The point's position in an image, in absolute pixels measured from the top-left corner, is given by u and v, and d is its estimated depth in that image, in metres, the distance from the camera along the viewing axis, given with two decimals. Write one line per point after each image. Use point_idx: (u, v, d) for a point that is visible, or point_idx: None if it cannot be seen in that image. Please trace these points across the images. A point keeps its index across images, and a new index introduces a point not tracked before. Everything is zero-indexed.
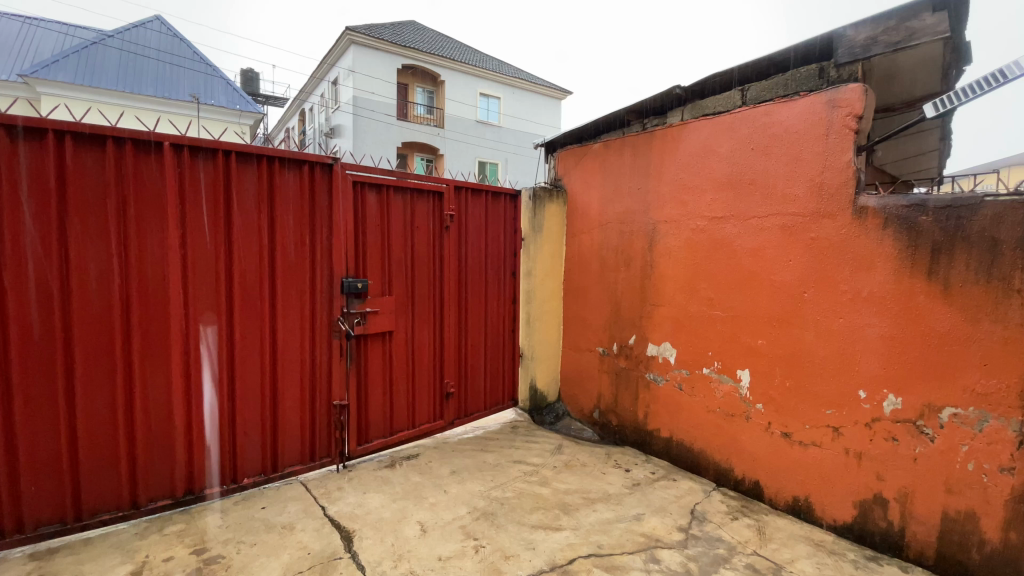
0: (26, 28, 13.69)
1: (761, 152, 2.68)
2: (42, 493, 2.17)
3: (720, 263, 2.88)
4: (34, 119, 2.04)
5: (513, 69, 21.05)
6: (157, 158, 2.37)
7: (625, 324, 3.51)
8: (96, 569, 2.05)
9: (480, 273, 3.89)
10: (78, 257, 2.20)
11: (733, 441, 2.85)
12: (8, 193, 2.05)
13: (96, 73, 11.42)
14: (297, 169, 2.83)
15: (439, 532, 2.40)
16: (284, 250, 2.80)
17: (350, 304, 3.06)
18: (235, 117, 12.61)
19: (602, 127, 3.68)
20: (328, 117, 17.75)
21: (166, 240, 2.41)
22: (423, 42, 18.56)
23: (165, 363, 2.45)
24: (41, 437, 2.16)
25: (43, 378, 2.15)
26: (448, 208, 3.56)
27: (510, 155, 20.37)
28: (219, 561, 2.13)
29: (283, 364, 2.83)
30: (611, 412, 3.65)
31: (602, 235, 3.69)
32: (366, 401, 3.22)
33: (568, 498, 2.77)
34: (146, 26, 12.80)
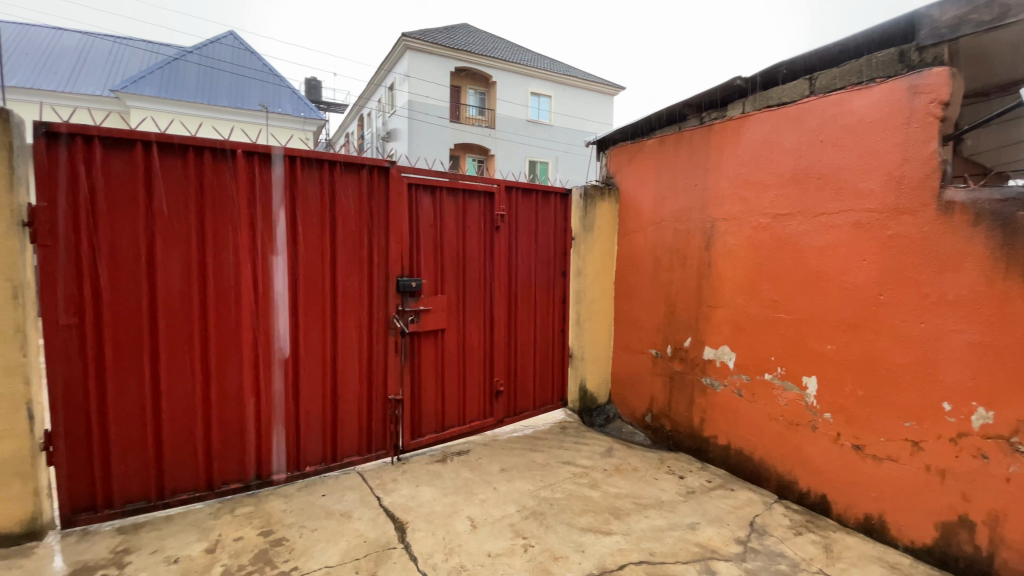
0: (117, 47, 15.06)
1: (832, 145, 2.51)
2: (130, 471, 2.40)
3: (784, 263, 2.74)
4: (124, 132, 2.26)
5: (565, 68, 20.90)
6: (230, 166, 2.55)
7: (680, 326, 3.40)
8: (176, 545, 2.23)
9: (530, 273, 3.89)
10: (163, 257, 2.41)
11: (798, 452, 2.69)
12: (104, 199, 2.28)
13: (178, 87, 12.43)
14: (357, 173, 2.95)
15: (489, 528, 2.43)
16: (345, 250, 2.93)
17: (405, 302, 3.15)
18: (300, 124, 13.22)
19: (656, 123, 3.56)
20: (384, 121, 18.39)
21: (240, 241, 2.59)
22: (476, 45, 18.83)
23: (237, 356, 2.63)
24: (129, 421, 2.38)
25: (130, 367, 2.37)
26: (498, 208, 3.59)
27: (560, 153, 20.20)
28: (284, 543, 2.26)
29: (342, 360, 2.96)
30: (664, 416, 3.54)
31: (656, 234, 3.59)
32: (420, 396, 3.30)
33: (618, 503, 2.71)
34: (220, 42, 13.78)
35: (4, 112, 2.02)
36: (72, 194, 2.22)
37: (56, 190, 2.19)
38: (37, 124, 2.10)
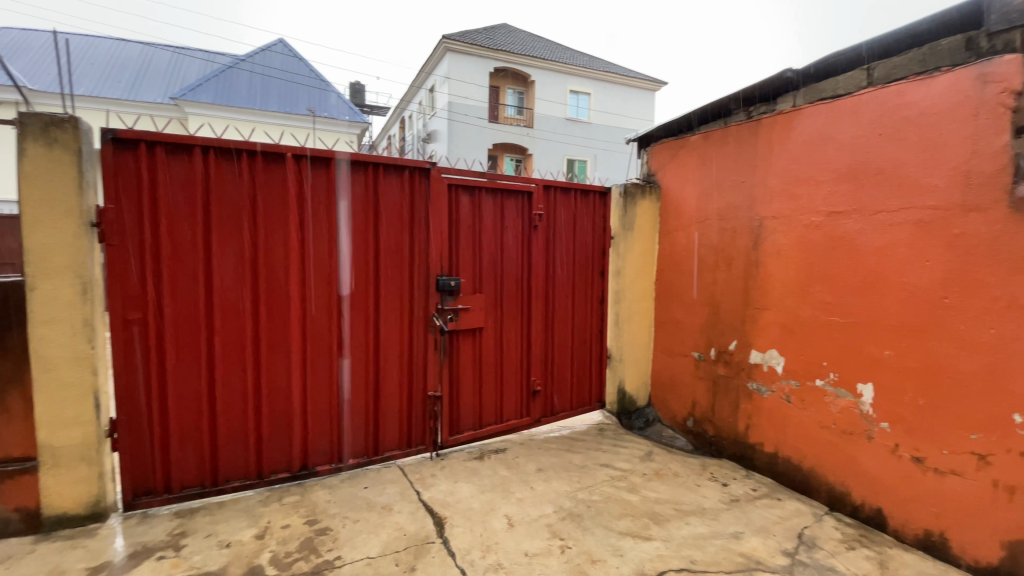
0: (176, 57, 15.95)
1: (891, 139, 2.37)
2: (187, 458, 2.55)
3: (838, 264, 2.60)
4: (184, 138, 2.40)
5: (605, 64, 20.63)
6: (280, 168, 2.66)
7: (724, 328, 3.29)
8: (228, 529, 2.35)
9: (569, 272, 3.85)
10: (219, 256, 2.55)
11: (851, 462, 2.56)
12: (165, 201, 2.42)
13: (232, 93, 13.08)
14: (399, 174, 3.01)
15: (526, 527, 2.43)
16: (387, 249, 3.00)
17: (444, 301, 3.19)
18: (345, 127, 13.65)
19: (700, 118, 3.46)
20: (425, 122, 18.71)
21: (289, 240, 2.70)
22: (515, 44, 18.89)
23: (286, 351, 2.74)
24: (186, 410, 2.53)
25: (188, 359, 2.52)
26: (536, 207, 3.58)
27: (600, 151, 19.87)
28: (328, 533, 2.34)
29: (384, 357, 3.03)
30: (707, 421, 3.44)
31: (699, 233, 3.49)
32: (458, 393, 3.34)
33: (658, 508, 2.66)
34: (270, 49, 14.37)
35: (75, 120, 2.19)
36: (137, 197, 2.38)
37: (122, 193, 2.35)
38: (105, 131, 2.27)
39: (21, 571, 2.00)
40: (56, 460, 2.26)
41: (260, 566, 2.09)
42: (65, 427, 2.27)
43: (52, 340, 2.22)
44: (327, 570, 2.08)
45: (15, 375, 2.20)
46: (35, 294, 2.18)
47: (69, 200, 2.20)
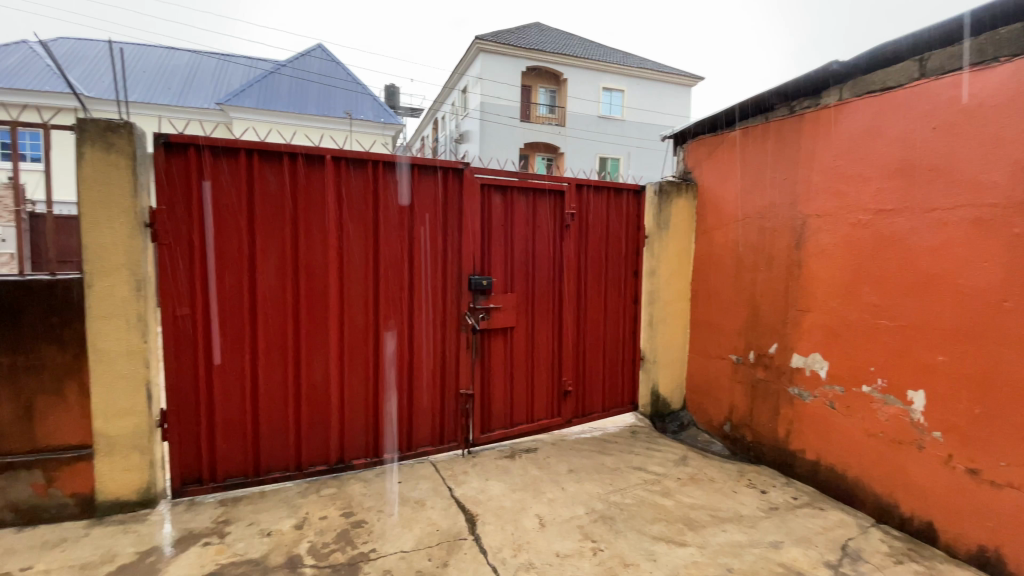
0: (222, 64, 16.64)
1: (945, 133, 2.24)
2: (232, 449, 2.66)
3: (887, 264, 2.48)
4: (229, 142, 2.50)
5: (638, 60, 20.30)
6: (319, 169, 2.74)
7: (764, 331, 3.19)
8: (269, 519, 2.44)
9: (602, 272, 3.80)
10: (262, 255, 2.64)
11: (900, 473, 2.44)
12: (213, 202, 2.53)
13: (273, 98, 13.55)
14: (433, 174, 3.05)
15: (557, 528, 2.42)
16: (421, 249, 3.05)
17: (476, 300, 3.21)
18: (380, 129, 13.93)
19: (740, 114, 3.35)
20: (457, 123, 18.91)
21: (327, 240, 2.78)
22: (547, 43, 18.85)
23: (324, 347, 2.82)
24: (230, 403, 2.64)
25: (233, 354, 2.63)
26: (569, 206, 3.55)
27: (633, 149, 19.51)
28: (363, 525, 2.40)
29: (418, 354, 3.08)
30: (745, 426, 3.34)
31: (738, 232, 3.39)
32: (490, 392, 3.36)
33: (693, 514, 2.60)
34: (310, 55, 14.81)
35: (129, 126, 2.31)
36: (186, 199, 2.49)
37: (174, 195, 2.47)
38: (158, 136, 2.39)
39: (80, 551, 2.14)
40: (110, 448, 2.40)
41: (299, 556, 2.16)
42: (119, 416, 2.41)
43: (108, 334, 2.36)
44: (362, 561, 2.14)
45: (74, 367, 2.35)
46: (93, 290, 2.32)
47: (124, 202, 2.33)
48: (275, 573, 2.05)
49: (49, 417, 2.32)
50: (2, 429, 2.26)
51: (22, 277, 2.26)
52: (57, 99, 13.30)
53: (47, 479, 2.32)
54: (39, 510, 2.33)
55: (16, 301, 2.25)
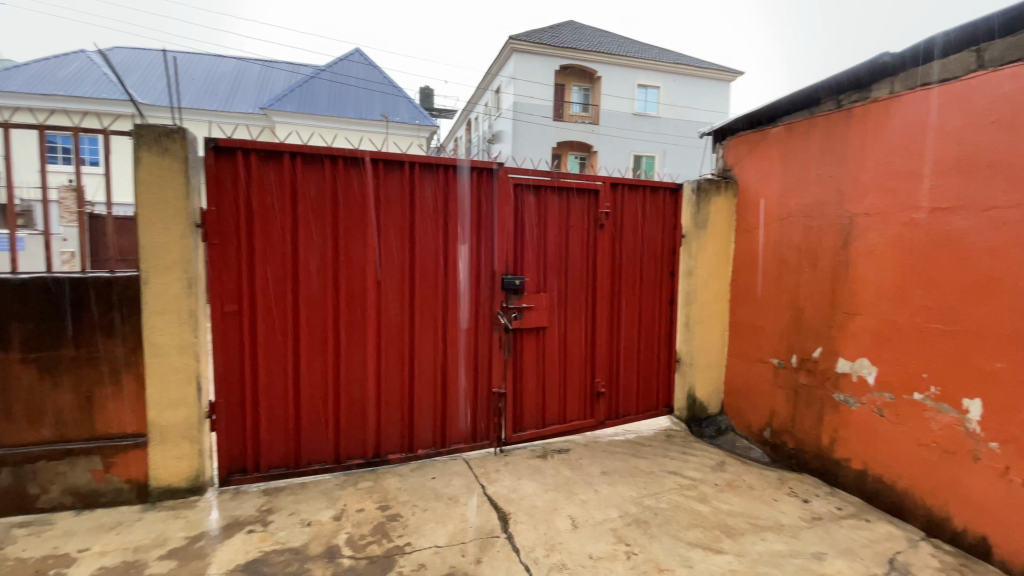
0: (265, 70, 17.28)
1: (1005, 127, 2.11)
2: (275, 441, 2.76)
3: (941, 265, 2.35)
4: (274, 145, 2.59)
5: (675, 56, 19.87)
6: (358, 171, 2.81)
7: (807, 334, 3.07)
8: (310, 509, 2.53)
9: (637, 272, 3.74)
10: (304, 254, 2.74)
11: (953, 485, 2.31)
12: (259, 203, 2.64)
13: (312, 101, 13.98)
14: (467, 175, 3.08)
15: (590, 530, 2.41)
16: (455, 249, 3.08)
17: (509, 300, 3.23)
18: (415, 131, 14.17)
19: (783, 109, 3.24)
20: (490, 123, 19.02)
21: (365, 240, 2.85)
22: (581, 41, 18.72)
23: (362, 343, 2.89)
24: (273, 396, 2.75)
25: (277, 349, 2.73)
26: (603, 205, 3.51)
27: (669, 146, 18.99)
28: (398, 519, 2.45)
29: (452, 353, 3.12)
30: (785, 432, 3.23)
31: (781, 231, 3.28)
32: (522, 391, 3.37)
33: (731, 521, 2.54)
34: (349, 59, 15.19)
35: (182, 131, 2.43)
36: (235, 201, 2.61)
37: (223, 197, 2.58)
38: (208, 141, 2.51)
39: (135, 535, 2.27)
40: (163, 437, 2.54)
41: (337, 547, 2.23)
42: (171, 407, 2.54)
43: (161, 329, 2.49)
44: (397, 554, 2.18)
45: (131, 360, 2.49)
46: (148, 287, 2.46)
47: (177, 204, 2.46)
48: (315, 562, 2.12)
49: (108, 407, 2.47)
50: (67, 417, 2.42)
51: (84, 275, 2.41)
52: (115, 106, 14.10)
53: (105, 465, 2.47)
54: (98, 495, 2.48)
55: (79, 297, 2.40)
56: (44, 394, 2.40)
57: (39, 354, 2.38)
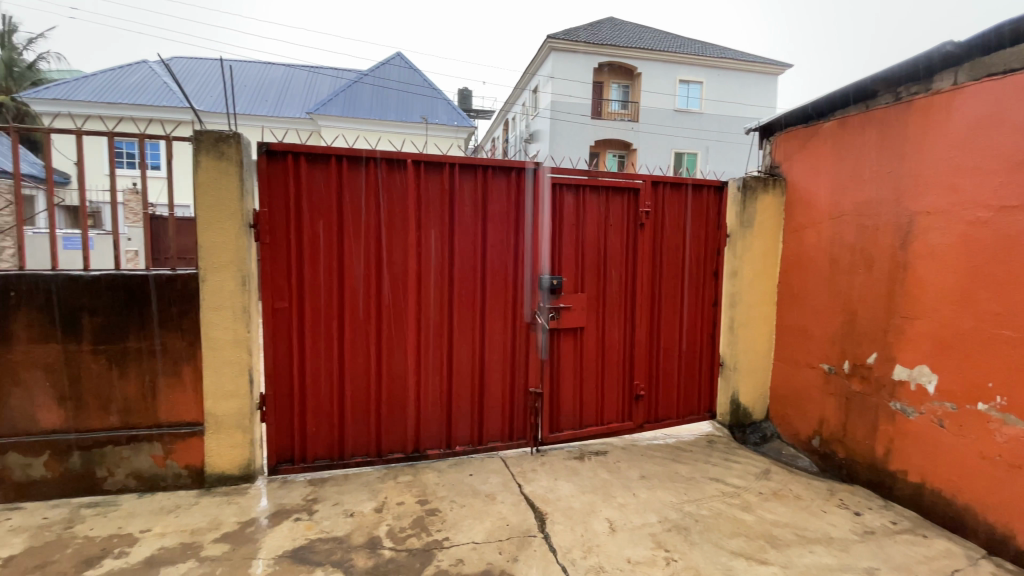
0: (312, 75, 17.93)
1: None
2: (320, 433, 2.87)
3: (1011, 268, 2.19)
4: (322, 149, 2.69)
5: (719, 50, 19.28)
6: (401, 173, 2.88)
7: (861, 339, 2.92)
8: (352, 500, 2.61)
9: (678, 273, 3.64)
10: (348, 253, 2.83)
11: (1020, 503, 2.16)
12: (307, 204, 2.75)
13: (355, 105, 14.40)
14: (506, 175, 3.10)
15: (628, 534, 2.38)
16: (494, 248, 3.10)
17: (546, 300, 3.22)
18: (454, 133, 14.35)
19: (837, 103, 3.08)
20: (528, 123, 19.04)
21: (407, 239, 2.92)
22: (620, 38, 18.45)
23: (403, 340, 2.96)
24: (319, 390, 2.85)
25: (323, 344, 2.84)
26: (643, 204, 3.44)
27: (713, 142, 18.36)
28: (436, 514, 2.50)
29: (489, 352, 3.15)
30: (836, 441, 3.08)
31: (834, 231, 3.13)
32: (560, 391, 3.36)
33: (776, 531, 2.45)
34: (390, 63, 15.51)
35: (237, 136, 2.56)
36: (285, 201, 2.72)
37: (274, 198, 2.70)
38: (261, 145, 2.63)
39: (193, 518, 2.41)
40: (217, 426, 2.68)
41: (378, 538, 2.30)
42: (226, 399, 2.68)
43: (217, 324, 2.64)
44: (436, 548, 2.23)
45: (190, 352, 2.64)
46: (206, 284, 2.60)
47: (232, 205, 2.59)
48: (357, 552, 2.19)
49: (168, 397, 2.64)
50: (132, 406, 2.60)
51: (148, 272, 2.57)
52: (174, 113, 14.96)
53: (165, 451, 2.64)
54: (158, 479, 2.65)
55: (144, 293, 2.57)
56: (112, 383, 2.58)
57: (108, 345, 2.56)
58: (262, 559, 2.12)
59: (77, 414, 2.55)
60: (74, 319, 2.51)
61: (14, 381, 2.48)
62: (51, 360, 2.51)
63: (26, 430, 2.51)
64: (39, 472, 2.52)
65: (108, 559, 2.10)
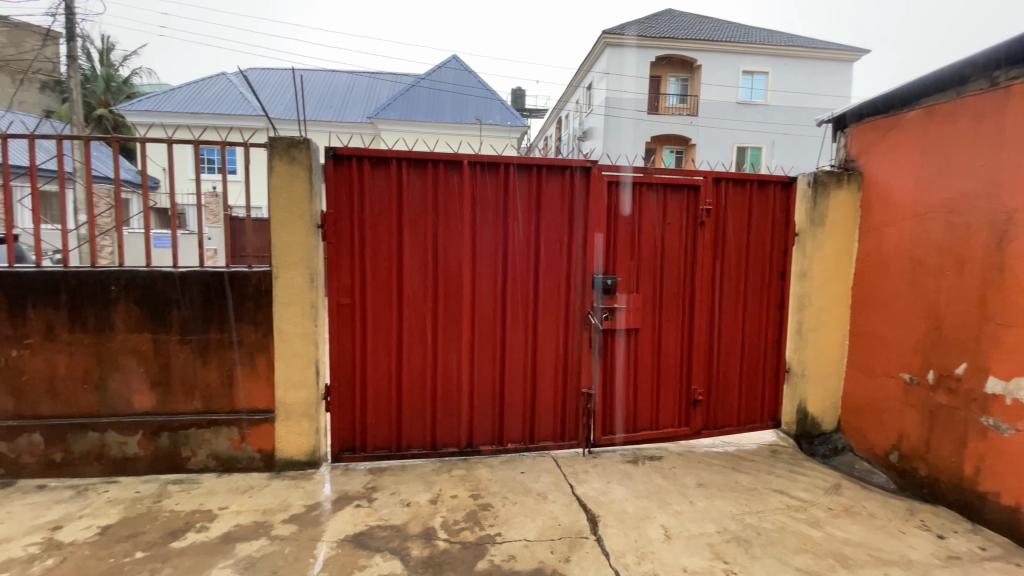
0: (372, 81, 18.67)
1: None
2: (379, 424, 3.00)
3: None
4: (383, 152, 2.80)
5: (786, 38, 18.25)
6: (457, 174, 2.95)
7: (949, 348, 2.67)
8: (409, 491, 2.70)
9: (740, 273, 3.48)
10: (407, 252, 2.93)
11: None
12: (369, 205, 2.87)
13: (413, 108, 14.84)
14: (561, 174, 3.09)
15: (684, 542, 2.32)
16: (547, 247, 3.11)
17: (600, 300, 3.18)
18: (507, 133, 14.45)
19: (922, 91, 2.83)
20: (582, 121, 18.84)
21: (462, 239, 2.98)
22: (678, 30, 17.87)
23: (457, 337, 3.03)
24: (379, 383, 2.98)
25: (382, 339, 2.96)
26: (704, 201, 3.32)
27: (779, 135, 17.40)
28: (489, 509, 2.54)
29: (542, 351, 3.16)
30: (917, 458, 2.84)
31: (918, 229, 2.88)
32: (613, 393, 3.31)
33: (847, 550, 2.30)
34: (446, 66, 15.83)
35: (307, 142, 2.71)
36: (349, 203, 2.86)
37: (339, 200, 2.84)
38: (328, 149, 2.77)
39: (264, 499, 2.59)
40: (287, 414, 2.86)
41: (433, 529, 2.37)
42: (294, 389, 2.86)
43: (287, 318, 2.81)
44: (489, 543, 2.27)
45: (264, 345, 2.84)
46: (278, 281, 2.78)
47: (302, 207, 2.75)
48: (413, 541, 2.27)
49: (244, 385, 2.84)
50: (214, 393, 2.83)
51: (228, 269, 2.78)
52: (248, 121, 16.04)
53: (241, 435, 2.85)
54: (234, 461, 2.86)
55: (223, 289, 2.78)
56: (196, 372, 2.81)
57: (193, 336, 2.79)
58: (326, 542, 2.25)
59: (166, 398, 2.81)
60: (164, 312, 2.76)
61: (114, 366, 2.76)
62: (146, 349, 2.78)
63: (124, 411, 2.79)
64: (133, 449, 2.79)
65: (191, 533, 2.30)
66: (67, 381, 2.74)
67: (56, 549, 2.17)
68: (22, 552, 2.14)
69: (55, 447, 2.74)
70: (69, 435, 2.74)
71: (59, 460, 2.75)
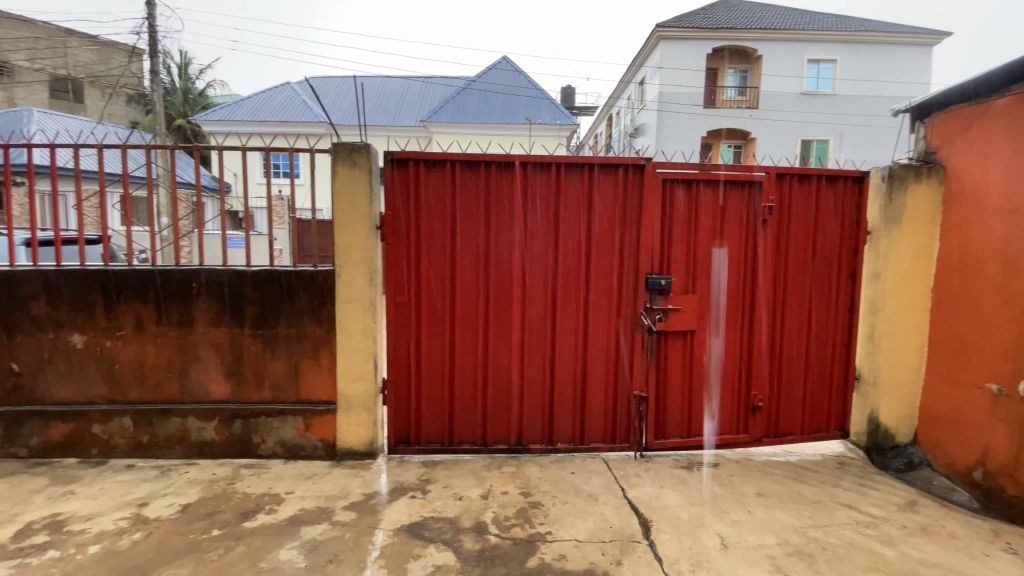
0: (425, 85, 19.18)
1: None
2: (433, 419, 3.09)
3: None
4: (438, 154, 2.89)
5: (858, 22, 17.08)
6: (509, 174, 2.99)
7: None
8: (461, 485, 2.77)
9: (805, 273, 3.31)
10: (460, 251, 3.01)
11: None
12: (425, 206, 2.97)
13: (464, 110, 15.11)
14: (613, 172, 3.06)
15: (742, 553, 2.24)
16: (599, 246, 3.08)
17: (653, 300, 3.12)
18: (557, 132, 14.41)
19: (1009, 78, 2.58)
20: (633, 118, 18.46)
21: (513, 238, 3.02)
22: (737, 19, 17.15)
23: (508, 335, 3.08)
24: (432, 379, 3.07)
25: (436, 336, 3.05)
26: (765, 198, 3.18)
27: (848, 126, 16.32)
28: (539, 507, 2.56)
29: (593, 351, 3.14)
30: (1005, 476, 2.59)
31: (1009, 227, 2.63)
32: (666, 396, 3.24)
33: (924, 572, 2.15)
34: (496, 67, 15.99)
35: (367, 147, 2.84)
36: (405, 204, 2.96)
37: (396, 202, 2.96)
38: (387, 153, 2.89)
39: (327, 486, 2.74)
40: (348, 406, 3.01)
41: (485, 523, 2.42)
42: (354, 382, 3.00)
43: (349, 314, 2.95)
44: (539, 541, 2.29)
45: (326, 340, 3.00)
46: (340, 280, 2.93)
47: (363, 209, 2.88)
48: (465, 534, 2.33)
49: (309, 378, 3.02)
50: (281, 384, 3.02)
51: (294, 268, 2.96)
52: (310, 127, 16.91)
53: (305, 425, 3.02)
54: (299, 448, 3.04)
55: (289, 287, 2.96)
56: (265, 364, 3.01)
57: (263, 331, 3.00)
58: (383, 530, 2.35)
59: (239, 388, 3.03)
60: (238, 308, 2.98)
61: (194, 358, 3.01)
62: (222, 342, 3.00)
63: (202, 399, 3.04)
64: (210, 435, 3.03)
65: (261, 514, 2.48)
66: (153, 370, 3.02)
67: (143, 523, 2.40)
68: (115, 525, 2.39)
69: (142, 429, 3.02)
70: (154, 419, 3.02)
71: (146, 441, 3.03)
